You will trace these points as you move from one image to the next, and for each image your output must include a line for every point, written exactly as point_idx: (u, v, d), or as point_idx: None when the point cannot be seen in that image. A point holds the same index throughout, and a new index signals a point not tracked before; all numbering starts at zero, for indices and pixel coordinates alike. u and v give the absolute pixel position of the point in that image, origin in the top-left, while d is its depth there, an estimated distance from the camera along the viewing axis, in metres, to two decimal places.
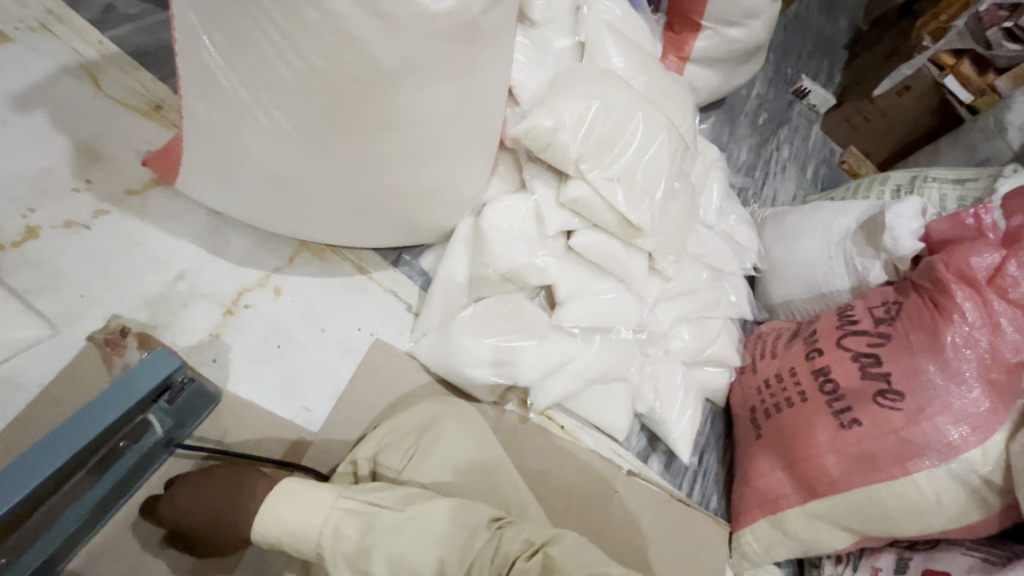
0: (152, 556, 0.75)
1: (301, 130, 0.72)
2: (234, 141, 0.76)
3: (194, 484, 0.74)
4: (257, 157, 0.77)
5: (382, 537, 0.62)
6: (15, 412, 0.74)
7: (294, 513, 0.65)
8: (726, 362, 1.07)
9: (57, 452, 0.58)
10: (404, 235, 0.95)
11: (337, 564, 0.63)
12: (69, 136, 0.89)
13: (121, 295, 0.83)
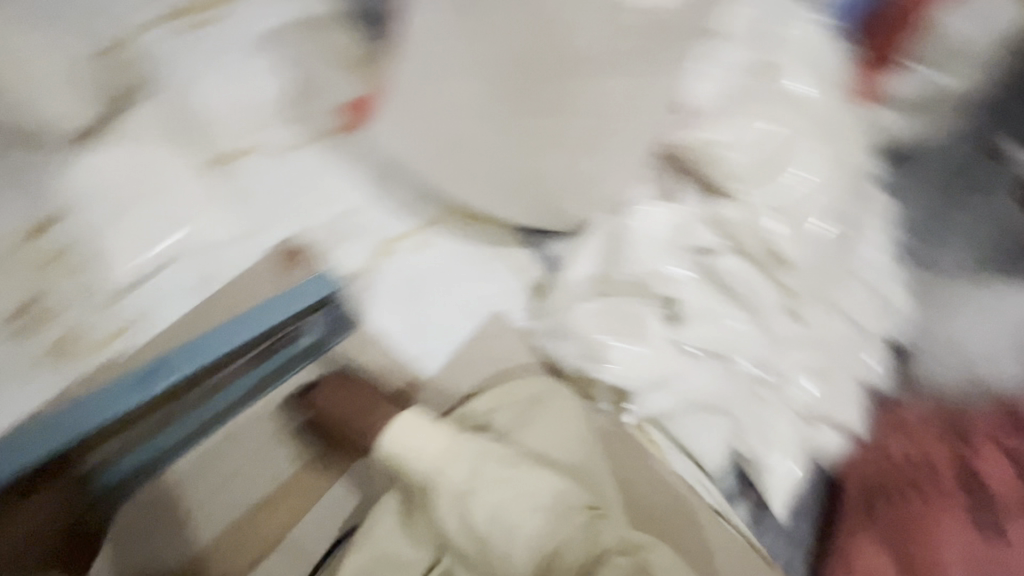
0: (272, 449, 0.82)
1: (488, 98, 0.77)
2: (428, 96, 0.83)
3: (338, 387, 0.81)
4: (443, 114, 0.83)
5: (486, 491, 0.65)
6: (205, 295, 0.85)
7: (416, 442, 0.69)
8: (848, 428, 0.95)
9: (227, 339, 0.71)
10: (544, 217, 0.97)
11: (441, 502, 0.66)
12: (283, 73, 1.00)
13: (298, 218, 0.93)
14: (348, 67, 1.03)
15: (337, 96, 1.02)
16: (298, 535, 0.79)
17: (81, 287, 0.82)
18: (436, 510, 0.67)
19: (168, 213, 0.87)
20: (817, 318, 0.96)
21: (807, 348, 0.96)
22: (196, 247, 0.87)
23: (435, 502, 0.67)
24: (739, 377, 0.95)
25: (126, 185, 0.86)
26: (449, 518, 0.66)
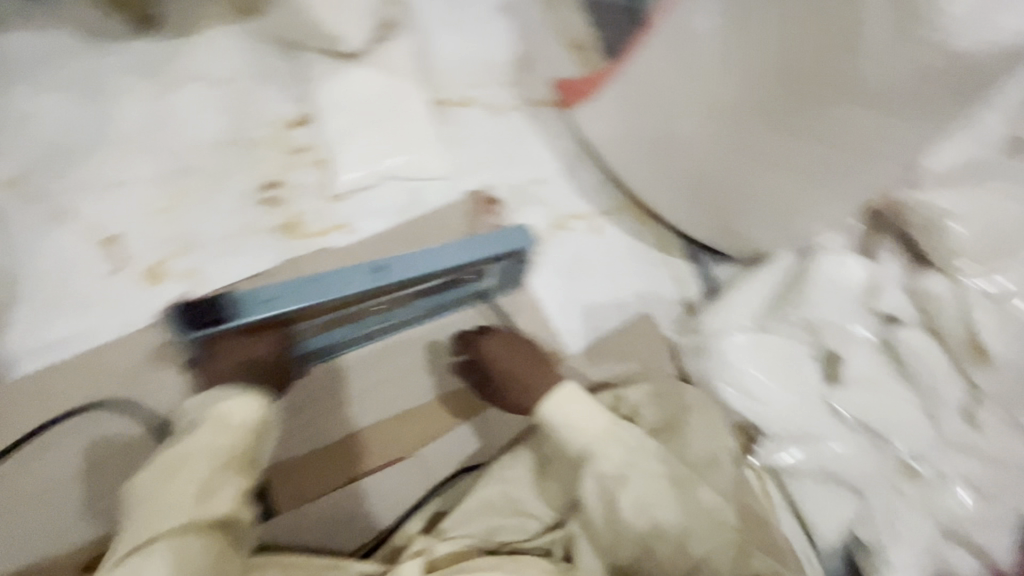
0: (404, 371, 0.84)
1: (733, 105, 0.74)
2: (660, 94, 0.84)
3: (500, 339, 0.81)
4: (669, 114, 0.84)
5: (641, 479, 0.66)
6: (395, 216, 0.90)
7: (576, 416, 0.70)
8: (996, 553, 0.84)
9: (423, 264, 0.70)
10: (722, 237, 0.96)
11: (589, 476, 0.67)
12: (516, 44, 1.08)
13: (496, 174, 0.98)
14: (570, 55, 1.10)
15: (554, 77, 1.08)
16: (421, 459, 0.81)
17: (317, 182, 0.87)
18: (582, 483, 0.67)
19: (399, 137, 0.92)
20: (999, 430, 0.85)
21: (973, 457, 0.85)
22: (413, 175, 0.92)
23: (583, 473, 0.67)
24: (891, 461, 0.87)
25: (372, 102, 0.92)
26: (593, 494, 0.66)
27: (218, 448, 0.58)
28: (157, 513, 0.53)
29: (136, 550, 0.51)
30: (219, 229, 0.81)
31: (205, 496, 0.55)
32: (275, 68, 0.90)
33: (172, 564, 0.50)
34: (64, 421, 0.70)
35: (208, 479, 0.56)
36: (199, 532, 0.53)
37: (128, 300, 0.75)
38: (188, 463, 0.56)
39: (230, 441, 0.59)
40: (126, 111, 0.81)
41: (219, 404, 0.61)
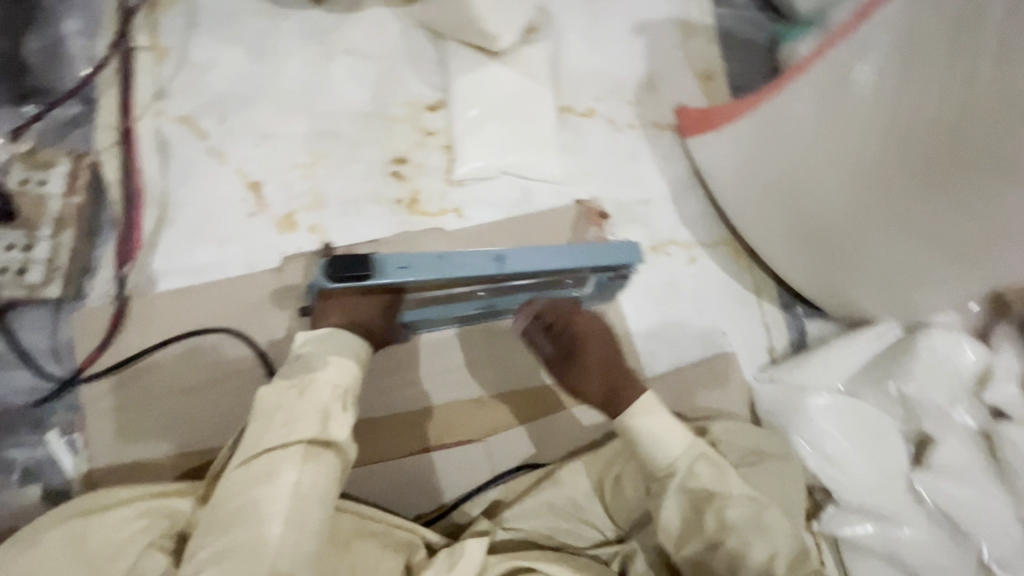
0: (484, 360, 0.85)
1: (878, 167, 0.73)
2: (807, 138, 0.81)
3: (588, 323, 0.77)
4: (808, 162, 0.82)
5: (729, 511, 0.66)
6: (505, 213, 0.93)
7: (665, 433, 0.69)
8: None
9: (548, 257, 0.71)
10: (820, 292, 0.94)
11: (671, 495, 0.67)
12: (647, 66, 1.09)
13: (606, 187, 0.99)
14: (697, 84, 1.11)
15: (678, 102, 1.09)
16: (487, 447, 0.83)
17: (441, 164, 0.92)
18: (664, 500, 0.67)
19: (523, 135, 0.95)
20: None
21: None
22: (528, 173, 0.95)
23: (668, 491, 0.67)
24: (971, 561, 0.82)
25: (504, 98, 0.96)
26: (675, 515, 0.67)
27: (338, 376, 0.62)
28: (285, 425, 0.58)
29: (268, 450, 0.57)
30: (350, 192, 0.87)
31: (327, 418, 0.60)
32: (423, 55, 0.96)
33: (302, 463, 0.56)
34: (186, 338, 0.75)
35: (329, 404, 0.61)
36: (321, 447, 0.58)
37: (261, 240, 0.81)
38: (312, 386, 0.61)
39: (347, 375, 0.64)
40: (291, 73, 0.89)
41: (334, 339, 0.65)
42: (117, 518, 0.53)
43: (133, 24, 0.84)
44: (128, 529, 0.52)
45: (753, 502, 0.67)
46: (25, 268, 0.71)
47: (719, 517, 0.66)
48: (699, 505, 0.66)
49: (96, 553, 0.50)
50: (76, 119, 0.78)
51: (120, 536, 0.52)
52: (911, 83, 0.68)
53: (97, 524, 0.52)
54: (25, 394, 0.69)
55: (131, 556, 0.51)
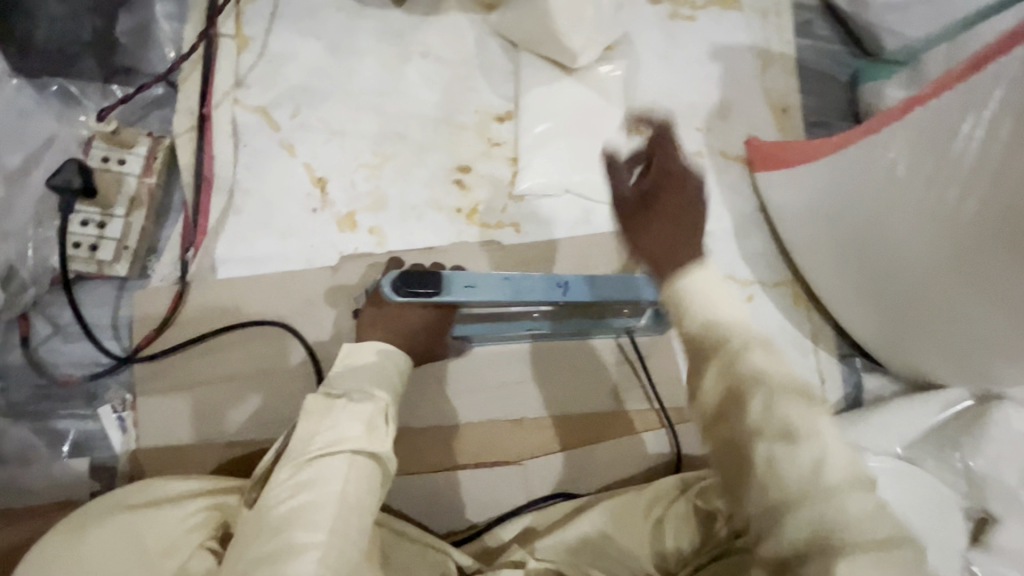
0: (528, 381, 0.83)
1: (968, 230, 0.68)
2: (890, 196, 0.76)
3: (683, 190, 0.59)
4: (889, 219, 0.77)
5: (780, 399, 0.47)
6: (562, 232, 0.90)
7: (725, 305, 0.52)
8: None
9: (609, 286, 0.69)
10: (882, 347, 0.89)
11: (711, 365, 0.50)
12: (721, 92, 1.06)
13: None
14: (771, 116, 1.07)
15: (749, 133, 1.05)
16: (522, 470, 0.81)
17: (504, 177, 0.90)
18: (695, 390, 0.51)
19: (589, 154, 0.93)
20: None
21: None
22: (590, 193, 0.92)
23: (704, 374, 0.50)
24: None
25: (574, 114, 0.94)
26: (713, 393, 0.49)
27: (378, 391, 0.60)
28: (331, 432, 0.56)
29: (314, 458, 0.55)
30: (411, 196, 0.86)
31: (373, 429, 0.57)
32: (496, 63, 0.95)
33: (345, 472, 0.54)
34: (238, 329, 0.75)
35: (374, 416, 0.58)
36: (365, 457, 0.56)
37: (321, 237, 0.81)
38: (358, 395, 0.59)
39: (388, 388, 0.61)
40: (365, 71, 0.89)
41: (373, 352, 0.63)
42: (173, 515, 0.53)
43: (221, 11, 0.85)
44: (181, 525, 0.53)
45: (810, 398, 0.49)
46: (98, 244, 0.71)
47: (767, 406, 0.47)
48: (741, 387, 0.48)
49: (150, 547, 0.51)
50: (161, 100, 0.81)
51: (174, 531, 0.52)
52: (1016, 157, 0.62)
53: (155, 518, 0.52)
54: (85, 367, 0.71)
55: (182, 555, 0.51)
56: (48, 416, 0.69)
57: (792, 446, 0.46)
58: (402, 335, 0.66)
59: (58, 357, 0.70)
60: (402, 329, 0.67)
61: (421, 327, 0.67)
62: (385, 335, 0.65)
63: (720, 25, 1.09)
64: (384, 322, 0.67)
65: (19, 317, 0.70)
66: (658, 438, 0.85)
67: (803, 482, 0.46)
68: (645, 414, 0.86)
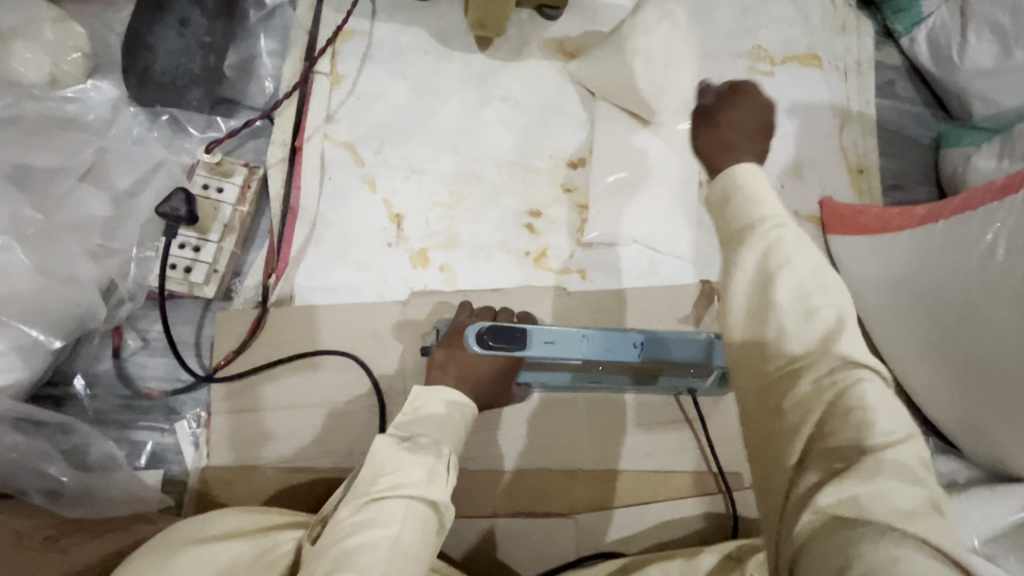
0: (587, 432, 0.83)
1: None
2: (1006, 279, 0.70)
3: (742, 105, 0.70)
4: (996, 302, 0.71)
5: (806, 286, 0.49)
6: (628, 283, 0.90)
7: (761, 192, 0.54)
8: None
9: (680, 347, 0.69)
10: (968, 439, 0.83)
11: (746, 252, 0.51)
12: (796, 150, 1.04)
13: None
14: (847, 176, 1.05)
15: (824, 192, 1.03)
16: (573, 523, 0.79)
17: (573, 223, 0.91)
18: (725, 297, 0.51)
19: (661, 204, 0.92)
20: None
21: None
22: (659, 245, 0.91)
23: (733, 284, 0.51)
24: None
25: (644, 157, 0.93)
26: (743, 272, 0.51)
27: (444, 440, 0.59)
28: (390, 476, 0.55)
29: (372, 501, 0.54)
30: (482, 237, 0.87)
31: (432, 476, 0.56)
32: (572, 110, 0.96)
33: (400, 517, 0.53)
34: (309, 357, 0.78)
35: (432, 462, 0.57)
36: (422, 504, 0.54)
37: (394, 273, 0.83)
38: (420, 439, 0.58)
39: (449, 435, 0.60)
40: (446, 112, 0.92)
41: (439, 397, 0.63)
42: (239, 549, 0.55)
43: (319, 50, 0.89)
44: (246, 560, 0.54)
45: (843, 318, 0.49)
46: (191, 267, 0.74)
47: (793, 295, 0.49)
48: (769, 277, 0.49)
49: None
50: (257, 130, 0.85)
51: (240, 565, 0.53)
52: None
53: (224, 551, 0.54)
54: (167, 382, 0.74)
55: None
56: (128, 427, 0.72)
57: (809, 321, 0.48)
58: (468, 382, 0.66)
59: (143, 370, 0.74)
60: (470, 377, 0.67)
61: (489, 375, 0.67)
62: (454, 382, 0.66)
63: (797, 82, 1.08)
64: (453, 366, 0.67)
65: (112, 330, 0.74)
66: (713, 502, 0.83)
67: (813, 356, 0.47)
68: (702, 476, 0.84)
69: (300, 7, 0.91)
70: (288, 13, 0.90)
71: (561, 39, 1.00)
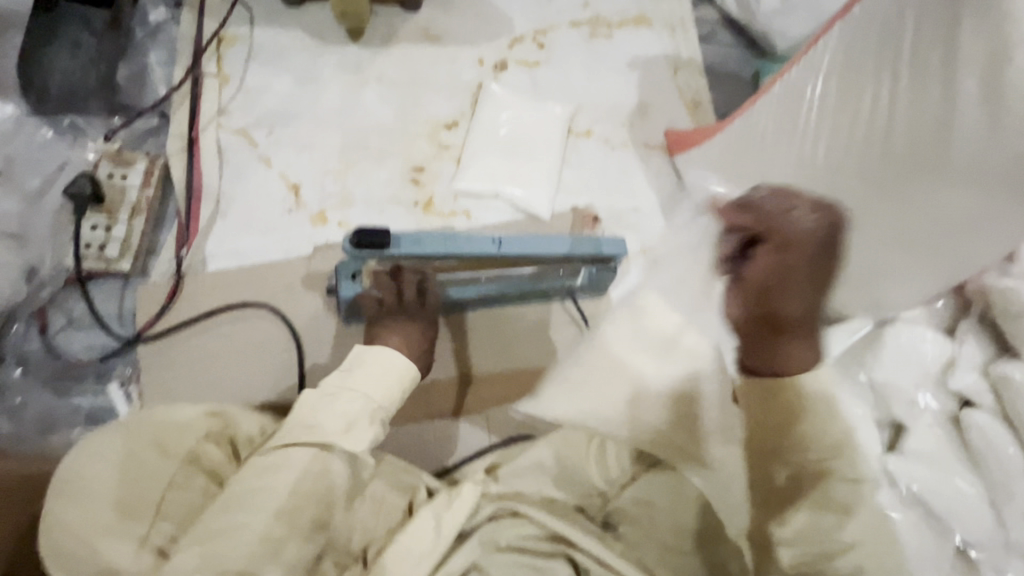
0: (483, 339, 0.95)
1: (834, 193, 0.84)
2: (885, 150, 0.76)
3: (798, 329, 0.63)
4: (905, 174, 0.75)
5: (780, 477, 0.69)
6: (508, 220, 1.05)
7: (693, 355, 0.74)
8: None
9: (548, 245, 0.81)
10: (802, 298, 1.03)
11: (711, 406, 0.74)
12: (640, 94, 1.22)
13: (599, 197, 1.11)
14: (685, 111, 1.23)
15: (668, 126, 1.20)
16: (486, 418, 0.92)
17: (452, 172, 1.05)
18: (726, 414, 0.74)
19: (525, 152, 1.08)
20: None
21: None
22: (528, 182, 1.06)
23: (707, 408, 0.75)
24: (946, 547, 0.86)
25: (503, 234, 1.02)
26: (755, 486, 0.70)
27: (371, 394, 0.66)
28: (316, 420, 0.62)
29: (285, 445, 0.60)
30: (373, 194, 1.00)
31: (354, 421, 0.64)
32: (441, 85, 1.11)
33: (307, 461, 0.59)
34: (225, 311, 0.87)
35: (365, 411, 0.65)
36: (330, 453, 0.61)
37: (296, 232, 0.95)
38: (354, 391, 0.65)
39: (383, 391, 0.67)
40: (328, 96, 1.04)
41: (381, 367, 0.68)
42: (186, 414, 0.63)
43: (204, 56, 1.01)
44: (197, 424, 0.63)
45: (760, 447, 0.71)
46: (104, 244, 0.84)
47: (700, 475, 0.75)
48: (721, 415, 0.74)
49: (167, 440, 0.60)
50: (155, 129, 0.96)
51: (190, 429, 0.62)
52: (844, 104, 0.81)
53: (171, 416, 0.62)
54: (95, 350, 0.83)
55: (193, 442, 0.62)
56: (64, 394, 0.80)
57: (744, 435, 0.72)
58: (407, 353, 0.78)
59: (72, 343, 0.82)
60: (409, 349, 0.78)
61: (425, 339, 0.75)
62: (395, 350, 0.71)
63: (635, 40, 1.26)
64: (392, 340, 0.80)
65: (37, 311, 0.83)
66: None
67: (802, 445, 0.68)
68: None
69: (183, 22, 1.02)
70: (173, 28, 1.02)
71: (425, 27, 1.15)
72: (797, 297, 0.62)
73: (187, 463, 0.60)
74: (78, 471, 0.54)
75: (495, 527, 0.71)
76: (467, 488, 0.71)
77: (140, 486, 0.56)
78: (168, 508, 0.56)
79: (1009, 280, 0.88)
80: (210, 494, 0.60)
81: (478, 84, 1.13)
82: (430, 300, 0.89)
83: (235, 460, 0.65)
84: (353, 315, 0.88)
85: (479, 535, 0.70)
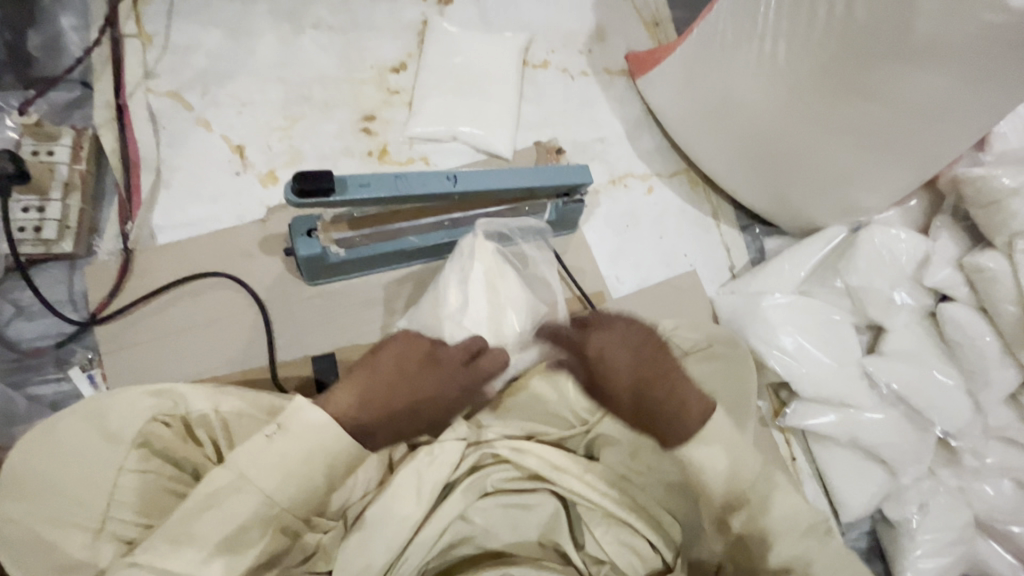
0: None
1: (797, 91, 0.80)
2: (841, 36, 0.71)
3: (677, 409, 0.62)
4: (862, 61, 0.71)
5: None
6: (470, 162, 1.01)
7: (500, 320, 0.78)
8: (997, 528, 0.89)
9: (514, 182, 0.79)
10: (773, 212, 1.01)
11: None
12: (596, 17, 1.14)
13: (564, 131, 1.07)
14: (645, 32, 1.16)
15: (628, 48, 1.14)
16: None
17: (404, 119, 1.00)
18: None
19: (479, 89, 1.02)
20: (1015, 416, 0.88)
21: (991, 440, 0.89)
22: (486, 120, 1.01)
23: None
24: (924, 436, 0.89)
25: (464, 212, 0.84)
26: None
27: (268, 490, 0.54)
28: (189, 524, 0.51)
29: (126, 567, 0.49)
30: (324, 149, 0.96)
31: (244, 528, 0.54)
32: (384, 25, 1.04)
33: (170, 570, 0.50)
34: (181, 286, 0.84)
35: (258, 517, 0.54)
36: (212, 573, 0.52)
37: (247, 195, 0.90)
38: (251, 484, 0.54)
39: (290, 493, 0.55)
40: (263, 49, 0.97)
41: (321, 432, 0.56)
42: (126, 399, 0.55)
43: (121, 15, 0.93)
44: (141, 408, 0.55)
45: None
46: (40, 226, 0.79)
47: None
48: None
49: (110, 429, 0.55)
50: (79, 99, 0.90)
51: (132, 415, 0.55)
52: None
53: (109, 406, 0.54)
54: (49, 338, 0.80)
55: (139, 426, 0.56)
56: (24, 386, 0.79)
57: None
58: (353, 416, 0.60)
59: (25, 333, 0.80)
60: (373, 408, 0.62)
61: (391, 404, 0.63)
62: (357, 401, 0.61)
63: None
64: (375, 371, 0.64)
65: None
66: None
67: None
68: (569, 301, 0.97)
69: None
70: None
71: None
72: (638, 400, 0.65)
73: (137, 447, 0.56)
74: (19, 468, 0.52)
75: (478, 476, 0.68)
76: (450, 444, 0.65)
77: (88, 478, 0.54)
78: (120, 496, 0.54)
79: (978, 169, 0.86)
80: (168, 475, 0.58)
81: (423, 22, 1.06)
82: (398, 252, 0.86)
83: (193, 436, 0.61)
84: (316, 274, 0.85)
85: (464, 486, 0.67)
